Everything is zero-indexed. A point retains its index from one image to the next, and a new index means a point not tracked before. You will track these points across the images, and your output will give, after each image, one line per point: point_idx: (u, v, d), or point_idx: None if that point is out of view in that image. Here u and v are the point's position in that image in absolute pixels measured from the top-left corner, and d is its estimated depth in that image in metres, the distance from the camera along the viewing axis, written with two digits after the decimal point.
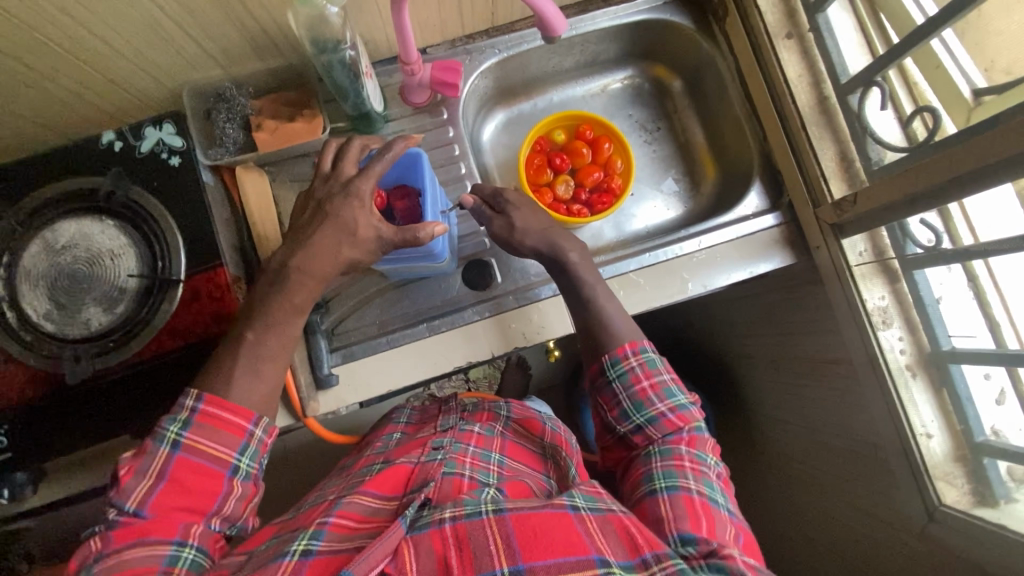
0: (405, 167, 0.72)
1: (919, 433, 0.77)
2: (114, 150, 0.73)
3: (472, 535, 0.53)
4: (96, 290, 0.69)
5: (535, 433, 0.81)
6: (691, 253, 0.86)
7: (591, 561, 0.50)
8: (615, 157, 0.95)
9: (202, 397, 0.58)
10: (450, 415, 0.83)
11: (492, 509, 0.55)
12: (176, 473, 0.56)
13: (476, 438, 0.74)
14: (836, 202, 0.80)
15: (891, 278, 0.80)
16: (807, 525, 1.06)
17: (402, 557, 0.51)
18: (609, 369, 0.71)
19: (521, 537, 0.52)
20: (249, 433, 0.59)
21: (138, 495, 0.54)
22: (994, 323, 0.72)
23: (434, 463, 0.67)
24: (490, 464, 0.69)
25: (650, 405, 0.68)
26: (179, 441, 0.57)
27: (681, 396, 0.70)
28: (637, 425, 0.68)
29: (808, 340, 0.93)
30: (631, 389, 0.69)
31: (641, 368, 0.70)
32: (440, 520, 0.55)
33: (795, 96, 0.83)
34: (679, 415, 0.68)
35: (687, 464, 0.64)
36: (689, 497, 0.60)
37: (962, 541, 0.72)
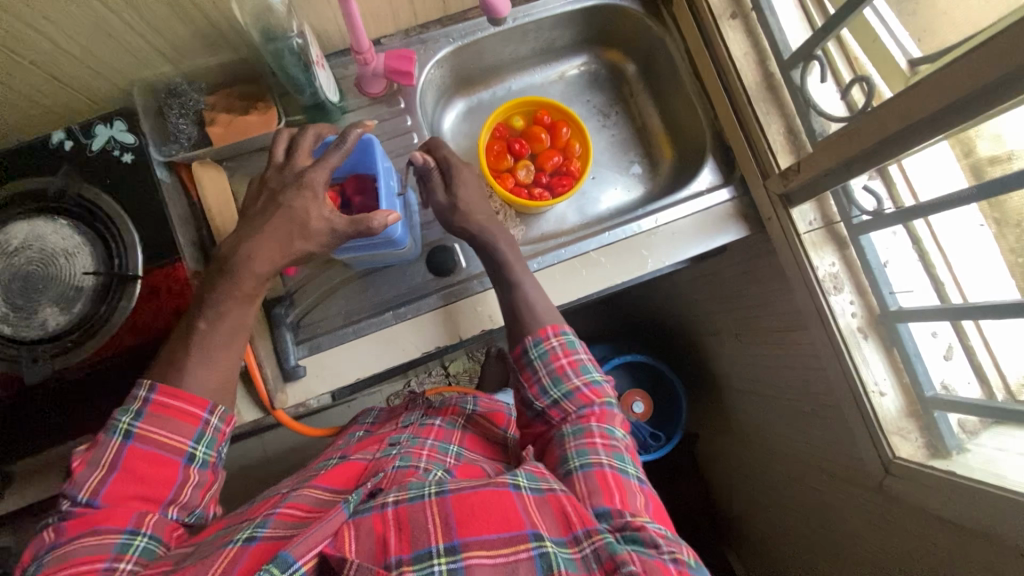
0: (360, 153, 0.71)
1: (872, 391, 0.80)
2: (65, 149, 0.72)
3: (412, 516, 0.55)
4: (52, 290, 0.68)
5: (500, 425, 0.86)
6: (649, 230, 0.88)
7: (525, 536, 0.53)
8: (573, 141, 0.96)
9: (155, 387, 0.59)
10: (414, 412, 0.85)
11: (436, 491, 0.57)
12: (129, 463, 0.57)
13: (434, 432, 0.75)
14: (782, 172, 0.82)
15: (839, 245, 0.83)
16: (780, 492, 1.09)
17: (342, 537, 0.54)
18: (531, 350, 0.74)
19: (459, 515, 0.54)
20: (204, 421, 0.61)
21: (90, 486, 0.55)
22: (939, 283, 0.76)
23: (388, 456, 0.69)
24: (447, 456, 0.71)
25: (567, 380, 0.71)
26: (131, 431, 0.57)
27: (596, 373, 0.73)
28: (554, 400, 0.71)
29: (767, 311, 0.96)
30: (550, 366, 0.72)
31: (561, 348, 0.73)
32: (383, 504, 0.57)
33: (741, 73, 0.86)
34: (593, 390, 0.71)
35: (598, 440, 0.65)
36: (601, 472, 0.62)
37: (916, 491, 0.75)
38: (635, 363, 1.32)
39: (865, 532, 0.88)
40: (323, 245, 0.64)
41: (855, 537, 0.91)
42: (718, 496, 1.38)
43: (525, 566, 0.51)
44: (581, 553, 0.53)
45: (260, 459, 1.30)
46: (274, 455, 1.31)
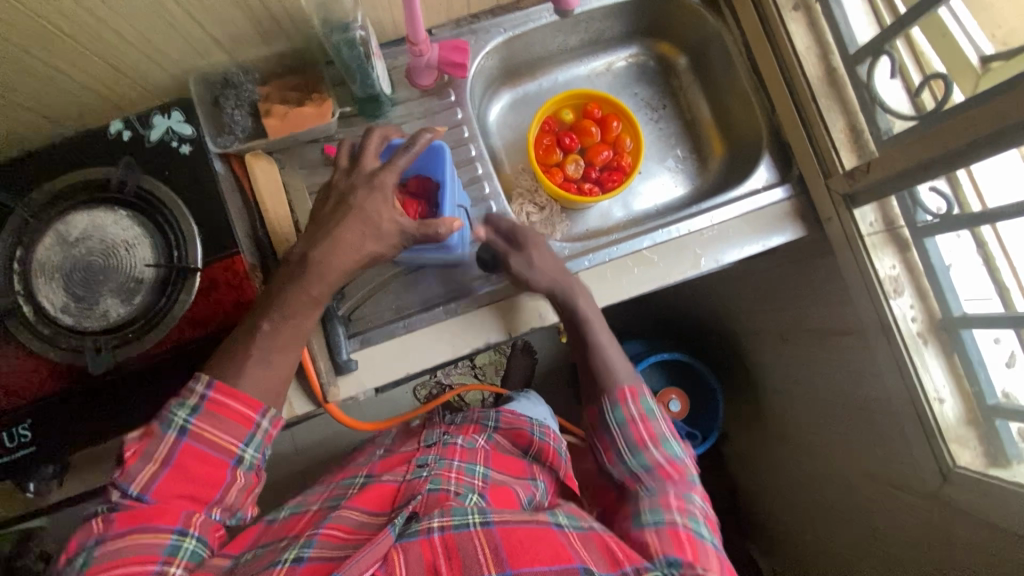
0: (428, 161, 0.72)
1: (932, 398, 0.78)
2: (123, 139, 0.72)
3: (460, 545, 0.55)
4: (112, 281, 0.68)
5: (521, 445, 0.81)
6: (702, 229, 0.86)
7: (574, 568, 0.54)
8: (624, 135, 0.95)
9: (212, 383, 0.57)
10: (434, 431, 0.84)
11: (480, 521, 0.58)
12: (181, 460, 0.56)
13: (459, 453, 0.75)
14: (848, 171, 0.80)
15: (901, 247, 0.80)
16: (820, 494, 1.08)
17: (392, 561, 0.54)
18: (608, 413, 0.73)
19: (509, 547, 0.55)
20: (256, 424, 0.59)
21: (140, 482, 0.54)
22: (1004, 291, 0.73)
23: (419, 478, 0.68)
24: (475, 478, 0.70)
25: (646, 452, 0.70)
26: (185, 427, 0.56)
27: (676, 446, 0.72)
28: (630, 470, 0.71)
29: (818, 312, 0.94)
30: (628, 435, 0.71)
31: (639, 414, 0.72)
32: (428, 530, 0.57)
33: (804, 69, 0.83)
34: (672, 464, 0.70)
35: (674, 503, 0.66)
36: (675, 529, 0.63)
37: (974, 500, 0.74)
38: (671, 360, 1.30)
39: (915, 539, 0.86)
40: (386, 244, 0.62)
41: (901, 543, 0.89)
42: (749, 495, 1.37)
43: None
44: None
45: (294, 447, 1.31)
46: (308, 444, 1.32)
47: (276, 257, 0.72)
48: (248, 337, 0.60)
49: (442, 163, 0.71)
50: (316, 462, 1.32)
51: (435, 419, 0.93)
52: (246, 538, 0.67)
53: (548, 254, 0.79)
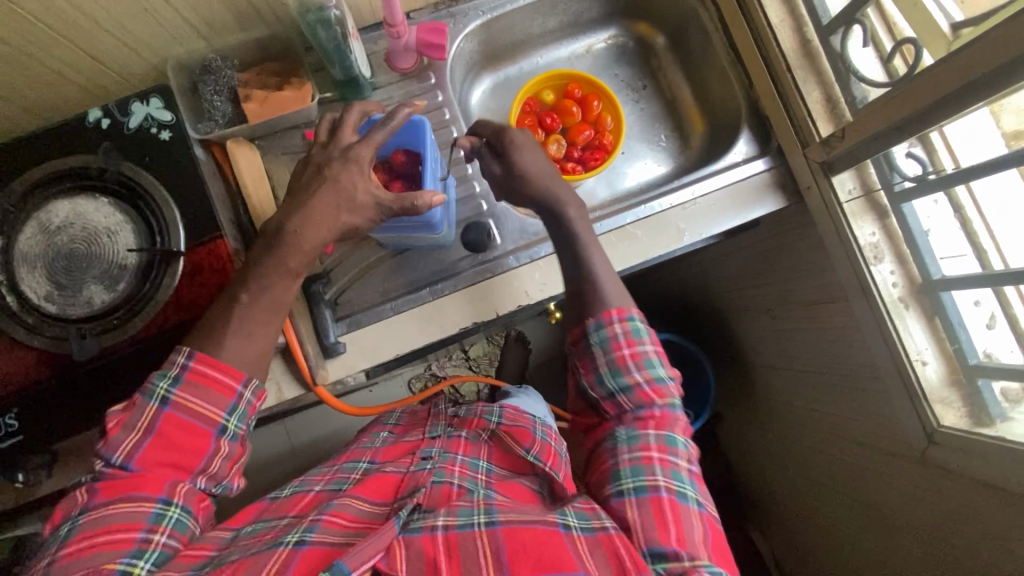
0: (405, 138, 0.72)
1: (915, 360, 0.80)
2: (103, 127, 0.72)
3: (462, 545, 0.55)
4: (96, 268, 0.68)
5: (523, 444, 0.76)
6: (685, 203, 0.87)
7: None
8: (605, 114, 0.95)
9: (193, 354, 0.58)
10: (439, 422, 0.84)
11: (484, 522, 0.57)
12: (164, 429, 0.56)
13: (462, 446, 0.75)
14: (823, 139, 0.81)
15: (880, 214, 0.82)
16: (813, 466, 1.09)
17: (394, 555, 0.54)
18: (591, 334, 0.70)
19: (510, 550, 0.54)
20: (238, 395, 0.59)
21: (125, 449, 0.55)
22: (981, 251, 0.74)
23: (423, 471, 0.68)
24: (478, 472, 0.71)
25: (627, 373, 0.68)
26: (168, 397, 0.57)
27: (661, 369, 0.69)
28: (610, 392, 0.68)
29: (802, 283, 0.96)
30: (610, 356, 0.69)
31: (624, 335, 0.69)
32: (432, 527, 0.58)
33: (778, 40, 0.84)
34: (655, 388, 0.68)
35: (656, 457, 0.64)
36: (656, 496, 0.61)
37: (960, 459, 0.75)
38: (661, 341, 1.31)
39: (905, 502, 0.88)
40: (367, 219, 0.63)
41: (891, 507, 0.90)
42: (745, 473, 1.38)
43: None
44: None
45: (290, 445, 1.31)
46: (301, 438, 1.32)
47: (256, 234, 0.73)
48: (231, 314, 0.60)
49: (423, 137, 0.71)
50: (311, 456, 1.32)
51: (438, 406, 0.93)
52: (247, 513, 0.67)
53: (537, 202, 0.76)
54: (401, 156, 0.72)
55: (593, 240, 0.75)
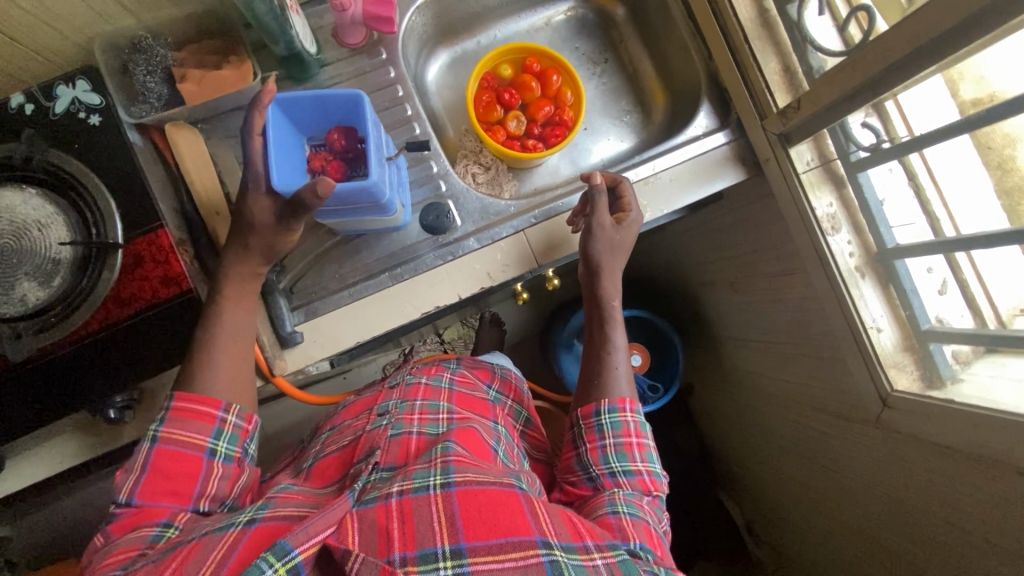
0: (345, 107, 0.68)
1: (870, 327, 0.81)
2: (25, 113, 0.66)
3: (417, 509, 0.54)
4: (27, 264, 0.64)
5: (484, 380, 0.90)
6: (646, 178, 0.87)
7: (535, 543, 0.53)
8: (565, 89, 0.92)
9: (174, 395, 0.61)
10: (401, 373, 0.89)
11: (441, 483, 0.57)
12: (158, 463, 0.58)
13: (422, 392, 0.80)
14: (780, 110, 0.81)
15: (837, 184, 0.83)
16: (777, 432, 1.13)
17: (345, 528, 0.52)
18: (604, 415, 0.75)
19: (466, 515, 0.54)
20: (221, 418, 0.62)
21: (126, 488, 0.56)
22: (934, 219, 0.76)
23: (379, 428, 0.72)
24: (438, 412, 0.76)
25: (632, 460, 0.73)
26: (157, 435, 0.59)
27: (658, 464, 0.75)
28: (614, 472, 0.72)
29: (763, 256, 0.96)
30: (618, 440, 0.74)
31: (634, 426, 0.75)
32: (387, 495, 0.56)
33: (736, 8, 0.83)
34: (652, 480, 0.73)
35: (646, 506, 0.69)
36: (648, 526, 0.65)
37: (913, 421, 0.77)
38: (630, 317, 1.32)
39: (862, 463, 0.91)
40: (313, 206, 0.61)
41: (851, 469, 0.94)
42: (719, 439, 1.42)
43: (536, 571, 0.51)
44: (592, 562, 0.55)
45: (260, 436, 1.29)
46: (271, 429, 1.30)
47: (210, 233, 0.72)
48: None
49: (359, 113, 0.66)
50: (282, 446, 1.31)
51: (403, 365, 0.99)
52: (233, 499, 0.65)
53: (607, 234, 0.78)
54: (337, 136, 0.70)
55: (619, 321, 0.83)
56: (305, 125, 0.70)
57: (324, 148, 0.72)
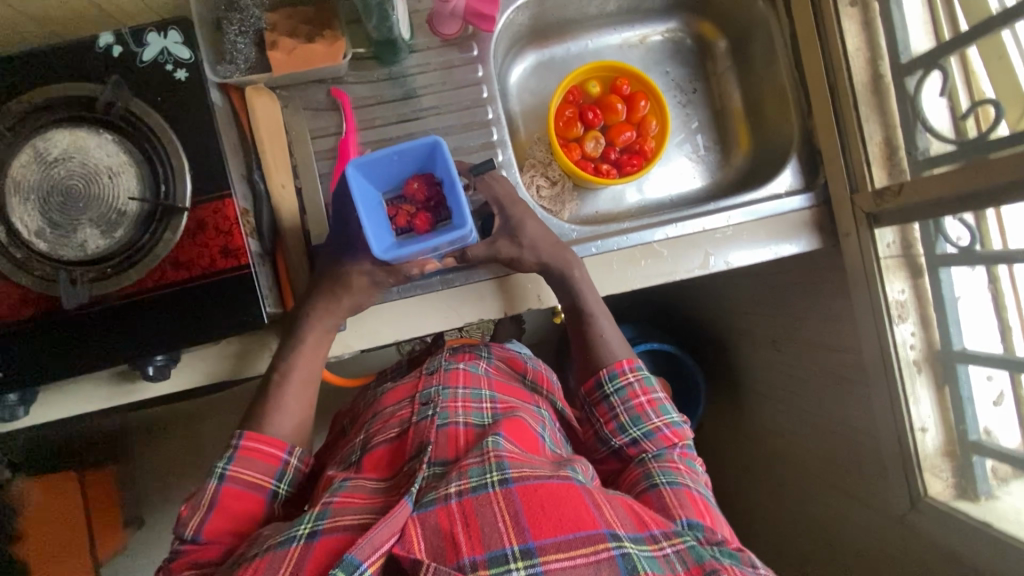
0: (422, 155, 0.69)
1: (916, 428, 0.79)
2: (113, 55, 0.64)
3: (479, 510, 0.50)
4: (93, 210, 0.63)
5: (518, 371, 0.85)
6: (718, 228, 0.83)
7: (603, 536, 0.50)
8: (650, 117, 0.89)
9: (243, 434, 0.65)
10: (435, 358, 0.85)
11: (498, 481, 0.53)
12: (224, 502, 0.61)
13: (463, 378, 0.77)
14: (876, 190, 0.77)
15: (914, 273, 0.79)
16: (784, 496, 1.12)
17: (409, 537, 0.49)
18: (605, 384, 0.73)
19: (530, 514, 0.50)
20: (285, 461, 0.66)
21: (192, 525, 0.59)
22: (1006, 327, 0.73)
23: (425, 419, 0.68)
24: (482, 401, 0.72)
25: (647, 419, 0.70)
26: (224, 473, 0.63)
27: (674, 413, 0.72)
28: (633, 439, 0.69)
29: (816, 324, 0.94)
30: (628, 404, 0.71)
31: (638, 385, 0.73)
32: (446, 496, 0.52)
33: (851, 71, 0.78)
34: (673, 431, 0.70)
35: (681, 466, 0.66)
36: (690, 490, 0.62)
37: (941, 531, 0.75)
38: (658, 349, 1.30)
39: (871, 552, 0.90)
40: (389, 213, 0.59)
41: (857, 555, 0.93)
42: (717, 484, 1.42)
43: (608, 567, 0.48)
44: (662, 553, 0.52)
45: None
46: None
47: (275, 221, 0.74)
48: None
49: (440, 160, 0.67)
50: None
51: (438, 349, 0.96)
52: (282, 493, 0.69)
53: (538, 225, 0.77)
54: (414, 184, 0.71)
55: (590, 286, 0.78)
56: (383, 178, 0.71)
57: (405, 201, 0.72)
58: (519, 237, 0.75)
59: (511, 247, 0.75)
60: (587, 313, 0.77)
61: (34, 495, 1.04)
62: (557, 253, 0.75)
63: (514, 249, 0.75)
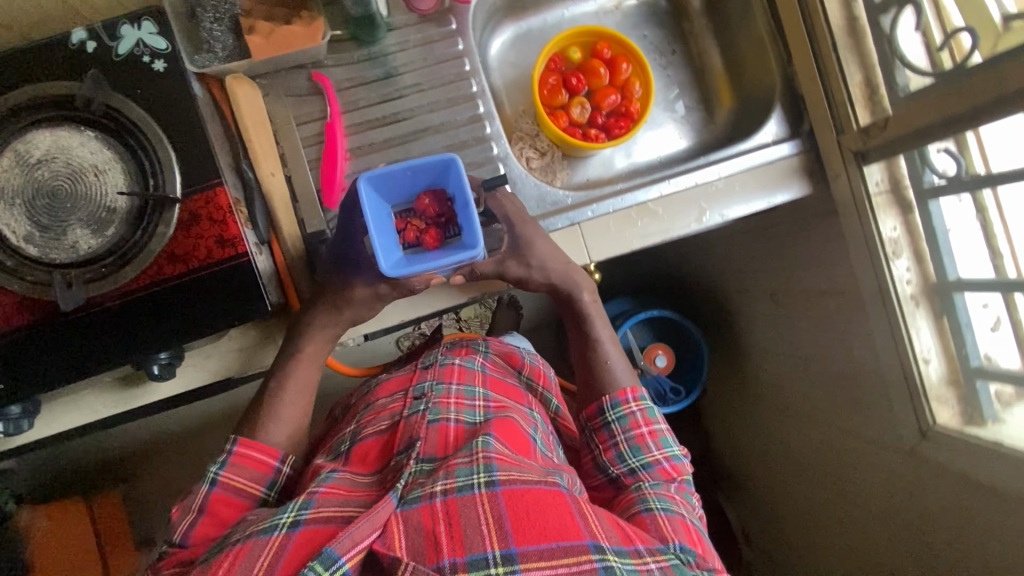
0: (435, 171, 0.64)
1: (919, 358, 0.80)
2: (88, 52, 0.63)
3: (464, 512, 0.53)
4: (81, 210, 0.62)
5: (515, 366, 0.87)
6: (710, 183, 0.83)
7: (586, 547, 0.52)
8: (634, 80, 0.89)
9: (237, 440, 0.64)
10: (433, 351, 0.87)
11: (485, 482, 0.55)
12: (214, 508, 0.60)
13: (457, 373, 0.78)
14: (862, 128, 0.78)
15: (905, 209, 0.80)
16: (793, 447, 1.13)
17: (391, 533, 0.51)
18: (609, 411, 0.76)
19: (516, 521, 0.52)
20: (277, 469, 0.66)
21: (181, 530, 0.58)
22: (997, 255, 0.74)
23: (417, 414, 0.69)
24: (475, 399, 0.74)
25: (647, 451, 0.73)
26: (217, 479, 0.61)
27: (675, 447, 0.75)
28: (632, 468, 0.72)
29: (812, 272, 0.95)
30: (629, 433, 0.74)
31: (640, 415, 0.76)
32: (431, 495, 0.54)
33: (827, 13, 0.79)
34: (673, 465, 0.73)
35: (676, 496, 0.69)
36: (684, 520, 0.65)
37: (952, 457, 0.77)
38: (658, 316, 1.31)
39: (883, 489, 0.91)
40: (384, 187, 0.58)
41: (870, 494, 0.94)
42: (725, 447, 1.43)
43: None
44: (646, 567, 0.55)
45: None
46: None
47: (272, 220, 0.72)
48: None
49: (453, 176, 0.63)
50: None
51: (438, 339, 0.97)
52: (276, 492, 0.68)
53: (550, 243, 0.77)
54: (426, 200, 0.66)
55: (599, 313, 0.84)
56: (394, 193, 0.66)
57: (413, 214, 0.68)
58: (527, 258, 0.75)
59: (519, 267, 0.75)
60: (596, 341, 0.83)
61: (40, 522, 1.09)
62: (565, 275, 0.78)
63: (523, 270, 0.75)
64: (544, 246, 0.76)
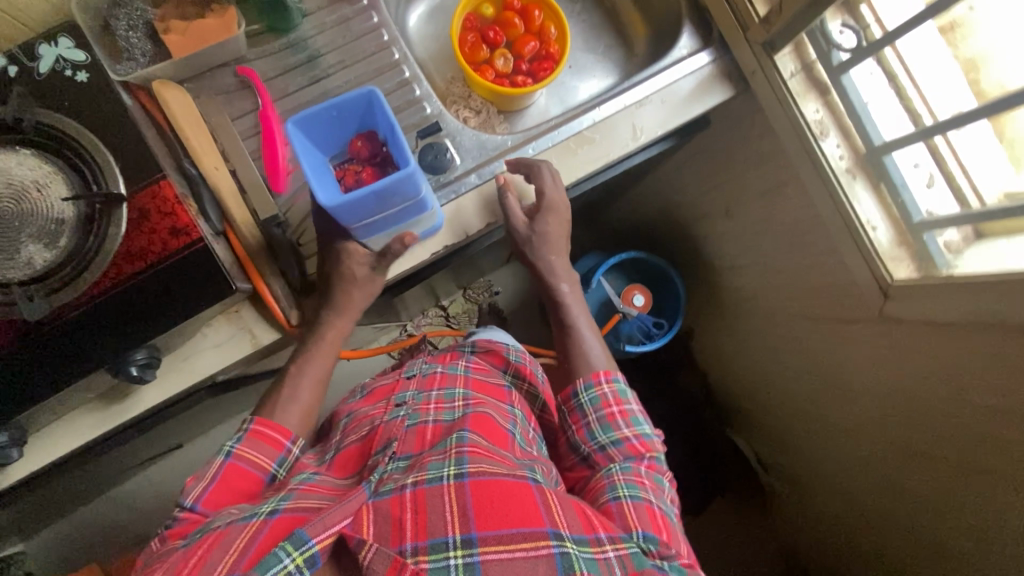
0: (361, 110, 0.64)
1: (865, 224, 0.83)
2: (11, 75, 0.65)
3: (430, 500, 0.53)
4: (31, 226, 0.64)
5: (499, 364, 0.85)
6: (636, 104, 0.86)
7: (546, 534, 0.53)
8: (548, 23, 0.93)
9: (254, 419, 0.69)
10: (417, 361, 0.88)
11: (454, 474, 0.56)
12: (226, 476, 0.63)
13: (438, 380, 0.79)
14: (762, 18, 0.82)
15: (822, 91, 0.84)
16: (779, 351, 1.16)
17: (361, 520, 0.51)
18: (582, 394, 0.78)
19: (479, 506, 0.53)
20: (286, 448, 0.69)
21: (193, 494, 0.60)
22: (917, 117, 0.79)
23: (396, 419, 0.72)
24: (454, 399, 0.74)
25: (617, 429, 0.75)
26: (231, 450, 0.65)
27: (646, 426, 0.77)
28: (602, 445, 0.74)
29: (758, 174, 0.99)
30: (600, 413, 0.76)
31: (612, 395, 0.78)
32: (401, 486, 0.55)
33: None
34: (642, 442, 0.74)
35: (646, 482, 0.69)
36: (650, 506, 0.65)
37: (913, 307, 0.79)
38: (630, 259, 1.35)
39: (863, 363, 0.94)
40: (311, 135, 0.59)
41: (853, 372, 0.97)
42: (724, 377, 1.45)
43: (546, 563, 0.51)
44: (604, 555, 0.55)
45: None
46: None
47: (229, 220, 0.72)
48: None
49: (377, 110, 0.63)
50: None
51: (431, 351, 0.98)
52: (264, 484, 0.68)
53: (558, 221, 0.82)
54: (358, 142, 0.67)
55: (577, 305, 0.88)
56: (326, 141, 0.67)
57: (352, 161, 0.69)
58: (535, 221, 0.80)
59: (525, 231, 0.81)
60: (570, 324, 0.86)
61: None
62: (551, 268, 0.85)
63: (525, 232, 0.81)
64: (551, 221, 0.81)
